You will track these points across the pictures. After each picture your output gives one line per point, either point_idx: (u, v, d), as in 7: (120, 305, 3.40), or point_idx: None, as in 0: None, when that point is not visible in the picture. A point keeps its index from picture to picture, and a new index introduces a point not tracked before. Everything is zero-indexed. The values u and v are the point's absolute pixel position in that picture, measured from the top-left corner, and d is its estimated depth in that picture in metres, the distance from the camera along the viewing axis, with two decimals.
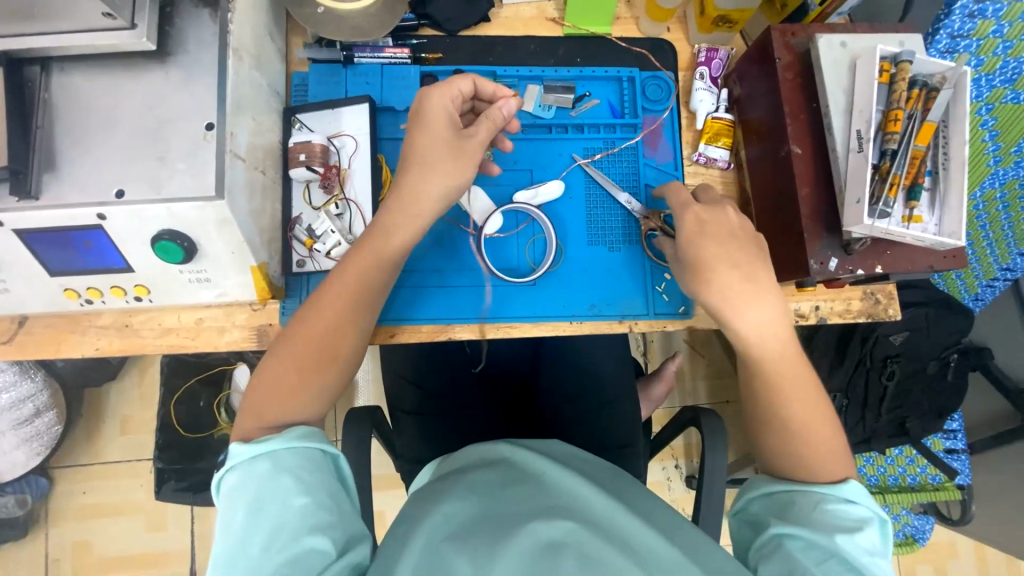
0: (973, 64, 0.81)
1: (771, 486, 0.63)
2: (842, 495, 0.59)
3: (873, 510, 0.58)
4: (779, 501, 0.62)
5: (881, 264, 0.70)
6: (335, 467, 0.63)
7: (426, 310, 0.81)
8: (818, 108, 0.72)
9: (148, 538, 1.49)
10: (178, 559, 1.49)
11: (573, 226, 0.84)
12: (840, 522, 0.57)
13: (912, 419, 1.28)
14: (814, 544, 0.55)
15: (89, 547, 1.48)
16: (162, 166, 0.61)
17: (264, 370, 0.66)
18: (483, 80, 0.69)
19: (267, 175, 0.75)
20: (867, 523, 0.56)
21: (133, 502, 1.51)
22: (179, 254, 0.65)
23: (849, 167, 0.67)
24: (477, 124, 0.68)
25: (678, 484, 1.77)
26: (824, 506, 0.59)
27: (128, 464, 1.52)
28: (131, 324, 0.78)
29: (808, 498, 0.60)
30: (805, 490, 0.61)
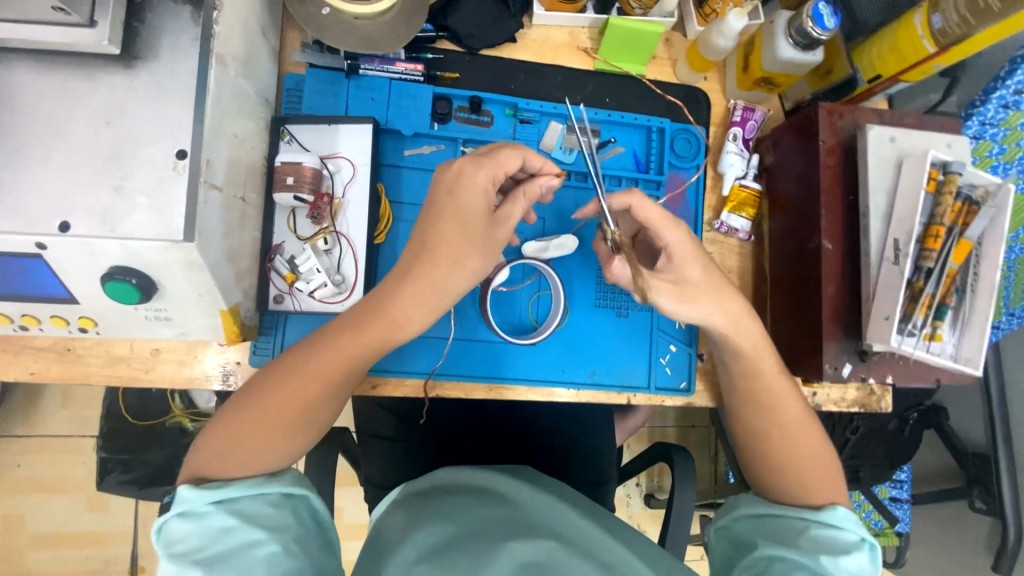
0: (995, 152, 0.80)
1: (759, 508, 0.63)
2: (832, 520, 0.59)
3: (861, 533, 0.58)
4: (769, 524, 0.62)
5: (892, 374, 0.68)
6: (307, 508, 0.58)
7: (413, 362, 0.74)
8: (855, 202, 0.69)
9: (89, 517, 1.40)
10: (121, 541, 1.41)
11: (581, 284, 0.79)
12: (829, 546, 0.57)
13: (863, 470, 1.34)
14: (799, 565, 0.55)
15: (22, 522, 1.37)
16: (118, 198, 0.51)
17: (231, 419, 0.59)
18: (532, 154, 0.58)
19: (247, 201, 0.65)
20: (856, 548, 0.56)
21: (74, 478, 1.40)
22: (133, 294, 0.56)
23: (881, 278, 0.63)
24: (510, 199, 0.59)
25: (636, 500, 1.76)
26: (811, 533, 0.59)
27: (69, 440, 1.41)
28: (74, 349, 0.69)
29: (796, 524, 0.60)
30: (790, 515, 0.61)
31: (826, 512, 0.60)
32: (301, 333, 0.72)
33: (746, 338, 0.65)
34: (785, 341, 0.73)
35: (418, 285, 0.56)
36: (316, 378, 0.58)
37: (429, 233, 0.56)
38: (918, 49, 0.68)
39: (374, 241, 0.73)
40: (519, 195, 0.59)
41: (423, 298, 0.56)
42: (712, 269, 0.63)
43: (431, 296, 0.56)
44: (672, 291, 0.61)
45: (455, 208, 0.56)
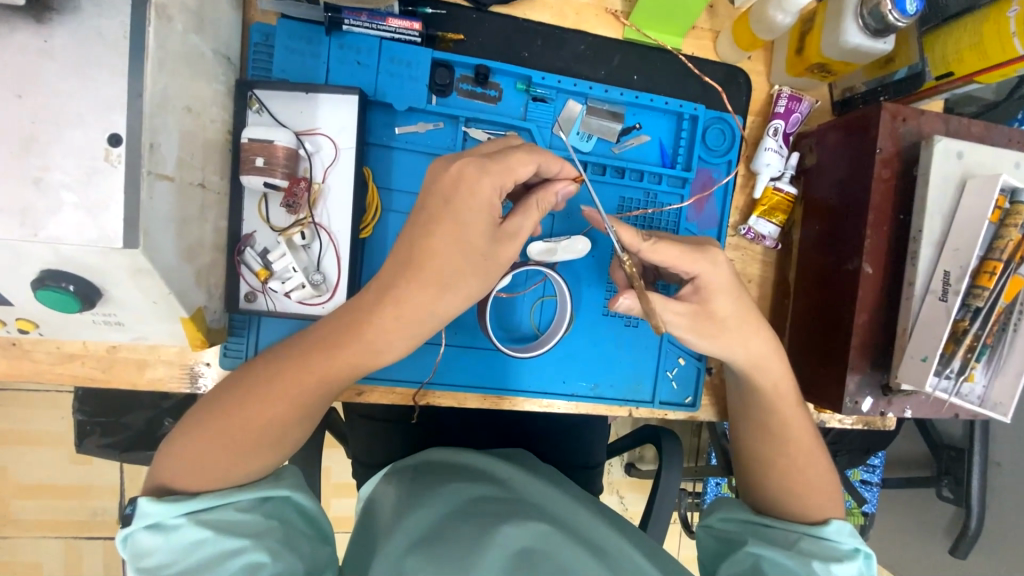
0: None
1: (747, 513, 0.60)
2: (823, 527, 0.56)
3: (855, 544, 0.54)
4: (761, 530, 0.58)
5: (912, 408, 0.64)
6: (292, 508, 0.53)
7: (400, 368, 0.68)
8: (905, 222, 0.61)
9: (71, 471, 1.36)
10: (105, 495, 1.38)
11: (589, 290, 0.72)
12: (820, 553, 0.54)
13: (840, 455, 1.32)
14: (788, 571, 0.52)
15: (2, 474, 1.33)
16: (39, 193, 0.41)
17: (182, 442, 0.50)
18: (548, 159, 0.51)
19: (207, 186, 0.55)
20: (849, 557, 0.53)
21: (52, 433, 1.34)
22: (72, 302, 0.47)
23: (922, 313, 0.58)
24: (521, 210, 0.51)
25: (617, 469, 1.68)
26: (804, 544, 0.55)
27: (44, 395, 1.34)
28: (20, 344, 0.61)
29: (786, 528, 0.57)
30: (779, 521, 0.58)
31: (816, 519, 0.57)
32: (277, 334, 0.65)
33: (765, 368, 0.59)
34: (803, 365, 0.69)
35: (403, 308, 0.48)
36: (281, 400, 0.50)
37: (421, 247, 0.48)
38: (1006, 50, 0.58)
39: (360, 235, 0.64)
40: (531, 205, 0.52)
41: (411, 321, 0.49)
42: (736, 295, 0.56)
43: (420, 318, 0.49)
44: (689, 319, 0.55)
45: (451, 218, 0.48)
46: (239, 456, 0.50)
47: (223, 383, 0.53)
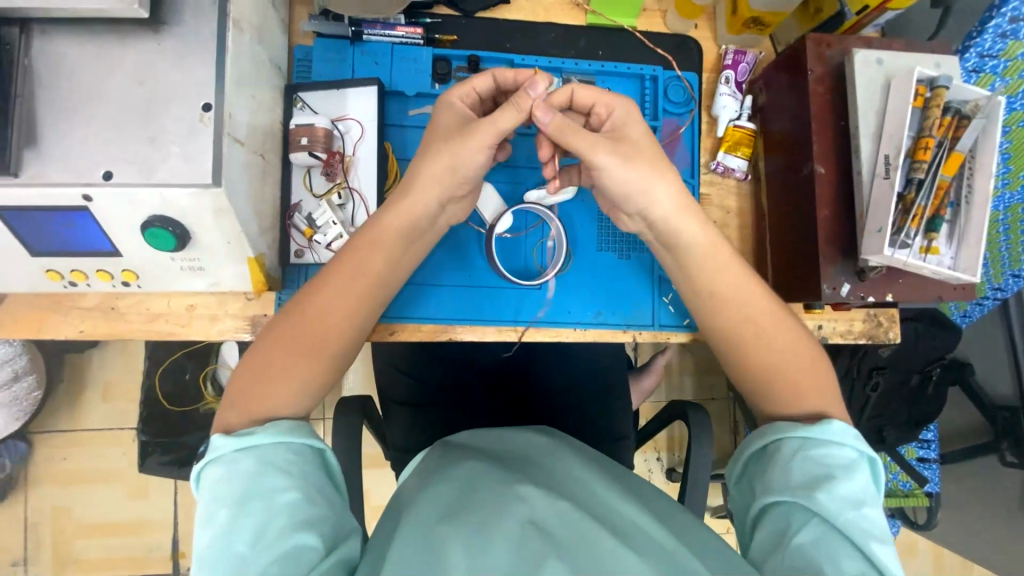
0: (998, 86, 0.80)
1: (760, 443, 0.64)
2: (826, 441, 0.59)
3: (858, 450, 0.59)
4: (769, 457, 0.62)
5: (893, 292, 0.71)
6: (325, 463, 0.62)
7: (426, 308, 0.79)
8: (846, 126, 0.71)
9: (131, 504, 1.46)
10: (161, 527, 1.46)
11: (583, 230, 0.83)
12: (828, 472, 0.57)
13: (889, 428, 1.29)
14: (799, 506, 0.56)
15: (68, 513, 1.44)
16: (154, 148, 0.57)
17: (254, 359, 0.64)
18: (498, 69, 0.68)
19: (266, 158, 0.70)
20: (854, 468, 0.57)
21: (114, 469, 1.46)
22: (171, 242, 0.61)
23: (873, 194, 0.66)
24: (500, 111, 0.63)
25: (658, 476, 1.63)
26: (811, 464, 0.58)
27: (111, 431, 1.47)
28: (118, 307, 0.75)
29: (791, 447, 0.61)
30: (787, 439, 0.62)
31: (820, 430, 0.60)
32: None
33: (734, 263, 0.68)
34: (786, 268, 0.76)
35: None
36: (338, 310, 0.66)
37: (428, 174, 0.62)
38: None
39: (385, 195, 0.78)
40: (511, 105, 0.63)
41: None
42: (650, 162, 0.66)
43: None
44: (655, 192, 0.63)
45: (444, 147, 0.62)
46: (297, 363, 0.64)
47: (283, 312, 0.66)
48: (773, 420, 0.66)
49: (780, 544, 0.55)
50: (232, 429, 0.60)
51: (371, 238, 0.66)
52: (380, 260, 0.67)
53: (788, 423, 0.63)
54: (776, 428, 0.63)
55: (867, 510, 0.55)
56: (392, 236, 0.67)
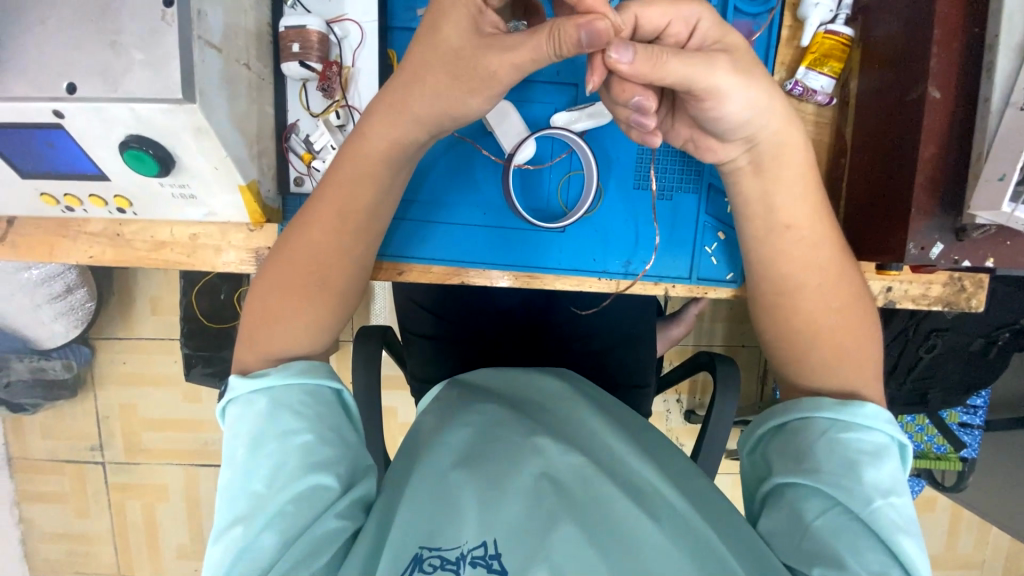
0: None
1: (780, 418, 0.57)
2: (857, 423, 0.53)
3: (891, 437, 0.53)
4: (788, 437, 0.56)
5: (995, 257, 0.58)
6: (340, 403, 0.60)
7: (436, 249, 0.72)
8: (980, 34, 0.54)
9: (185, 407, 1.60)
10: (212, 428, 1.60)
11: (616, 162, 0.71)
12: (857, 459, 0.52)
13: (936, 391, 1.19)
14: (820, 494, 0.51)
15: (133, 410, 1.60)
16: (116, 55, 0.49)
17: (258, 301, 0.60)
18: None
19: (252, 69, 0.61)
20: (886, 455, 0.52)
21: (166, 375, 1.58)
22: (153, 167, 0.56)
23: (1000, 129, 0.52)
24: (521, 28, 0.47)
25: (676, 417, 1.62)
26: (838, 450, 0.52)
27: (160, 342, 1.57)
28: (123, 234, 0.72)
29: (818, 427, 0.55)
30: (813, 418, 0.55)
31: (850, 411, 0.54)
32: None
33: (794, 215, 0.57)
34: (862, 219, 0.63)
35: None
36: (335, 245, 0.60)
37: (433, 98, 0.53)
38: None
39: None
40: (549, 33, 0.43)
41: None
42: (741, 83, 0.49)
43: None
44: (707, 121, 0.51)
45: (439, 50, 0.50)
46: (305, 308, 0.60)
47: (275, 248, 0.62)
48: (798, 395, 0.59)
49: (798, 529, 0.51)
50: (247, 371, 0.59)
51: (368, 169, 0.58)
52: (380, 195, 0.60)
53: (816, 400, 0.56)
54: (801, 405, 0.56)
55: (894, 499, 0.50)
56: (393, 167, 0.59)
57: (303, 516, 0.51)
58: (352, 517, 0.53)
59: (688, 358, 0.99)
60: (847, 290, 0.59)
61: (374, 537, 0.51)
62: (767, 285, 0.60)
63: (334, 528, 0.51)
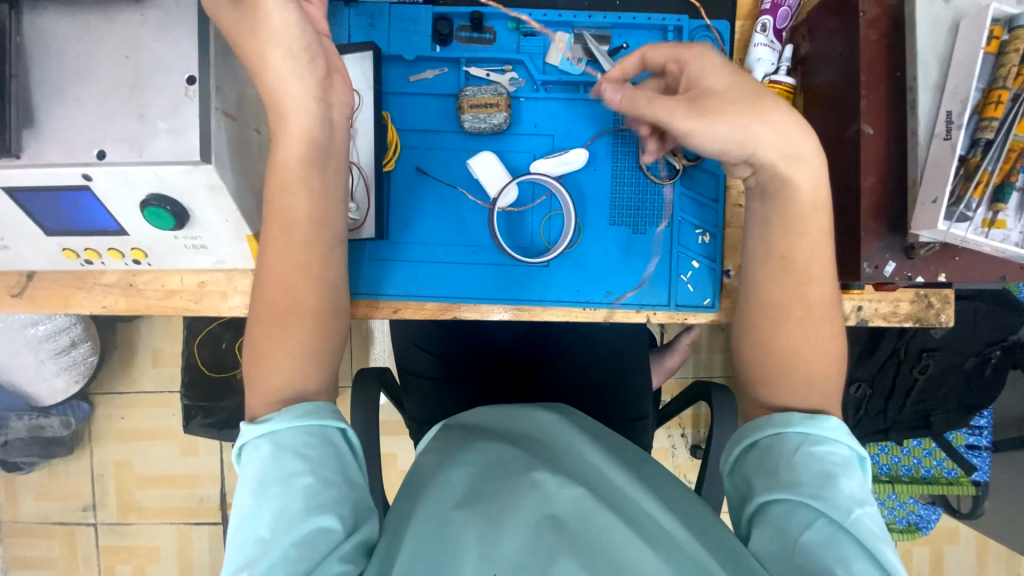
0: None
1: (755, 436, 0.59)
2: (824, 436, 0.56)
3: (855, 448, 0.55)
4: (763, 452, 0.58)
5: (945, 271, 0.63)
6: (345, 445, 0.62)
7: (428, 286, 0.77)
8: (903, 77, 0.61)
9: (181, 461, 1.58)
10: (208, 482, 1.58)
11: (594, 202, 0.77)
12: (830, 471, 0.54)
13: (937, 413, 1.19)
14: (802, 507, 0.52)
15: (129, 465, 1.58)
16: (143, 125, 0.56)
17: (253, 342, 0.63)
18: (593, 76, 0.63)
19: (262, 133, 0.68)
20: (853, 466, 0.54)
21: (165, 428, 1.58)
22: (170, 221, 0.61)
23: (929, 157, 0.58)
24: None
25: (681, 452, 1.60)
26: (812, 462, 0.54)
27: (160, 395, 1.58)
28: (135, 284, 0.77)
29: (791, 441, 0.57)
30: (786, 433, 0.57)
31: (817, 424, 0.57)
32: None
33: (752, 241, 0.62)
34: None
35: None
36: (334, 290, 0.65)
37: None
38: None
39: (385, 168, 0.75)
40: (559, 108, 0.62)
41: None
42: (690, 130, 0.57)
43: None
44: None
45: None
46: (308, 350, 0.63)
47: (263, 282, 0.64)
48: (769, 411, 0.61)
49: (786, 544, 0.51)
50: (255, 416, 0.61)
51: None
52: None
53: (786, 415, 0.58)
54: (773, 421, 0.59)
55: (868, 508, 0.52)
56: None
57: (306, 559, 0.51)
58: (355, 560, 0.53)
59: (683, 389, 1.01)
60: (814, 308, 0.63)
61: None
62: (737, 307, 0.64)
63: (338, 572, 0.50)
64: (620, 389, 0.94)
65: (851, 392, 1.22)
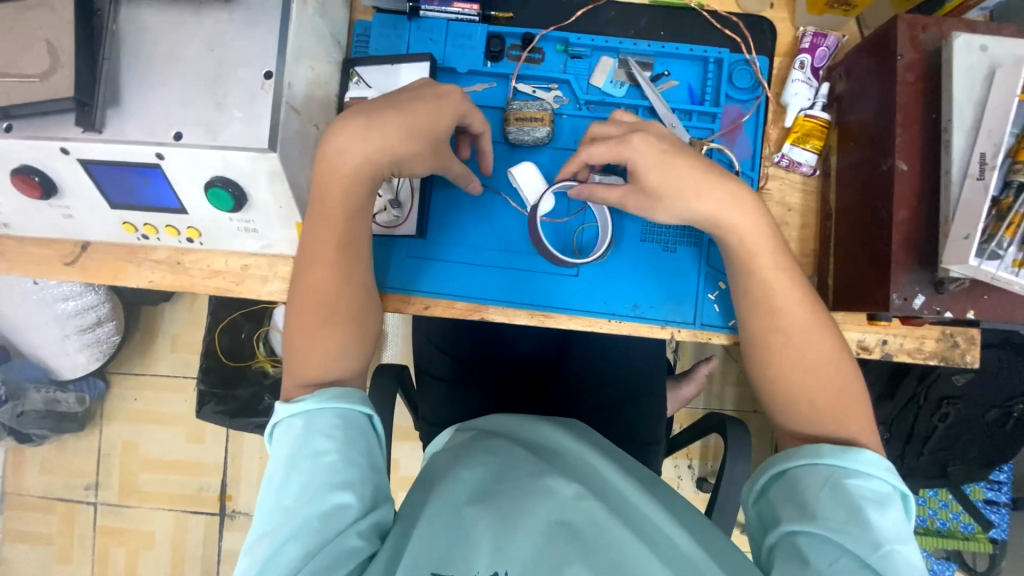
0: None
1: (783, 464, 0.59)
2: (859, 469, 0.55)
3: (893, 485, 0.55)
4: (793, 482, 0.58)
5: (974, 309, 0.64)
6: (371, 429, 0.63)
7: (459, 285, 0.79)
8: (937, 119, 0.64)
9: (188, 447, 1.59)
10: (212, 471, 1.58)
11: (627, 218, 0.80)
12: (864, 506, 0.53)
13: (955, 464, 1.18)
14: (831, 542, 0.52)
15: (136, 447, 1.60)
16: (219, 112, 0.60)
17: (291, 330, 0.66)
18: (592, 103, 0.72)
19: (320, 129, 0.72)
20: (889, 504, 0.54)
21: (176, 413, 1.60)
22: (229, 203, 0.65)
23: (962, 196, 0.60)
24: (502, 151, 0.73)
25: (687, 483, 1.57)
26: (843, 495, 0.54)
27: (175, 380, 1.61)
28: (182, 263, 0.81)
29: (822, 473, 0.57)
30: (817, 464, 0.57)
31: (850, 457, 0.56)
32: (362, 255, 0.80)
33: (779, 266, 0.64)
34: (852, 274, 0.70)
35: None
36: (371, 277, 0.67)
37: None
38: None
39: None
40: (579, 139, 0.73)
41: None
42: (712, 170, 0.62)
43: None
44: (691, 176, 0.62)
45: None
46: (346, 338, 0.66)
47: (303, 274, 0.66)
48: (801, 442, 0.61)
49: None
50: (291, 397, 0.63)
51: None
52: None
53: (816, 446, 0.58)
54: (804, 451, 0.59)
55: (901, 547, 0.51)
56: None
57: (325, 532, 0.52)
58: (370, 538, 0.55)
59: (697, 419, 1.01)
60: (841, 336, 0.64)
61: (391, 556, 0.53)
62: (762, 330, 0.66)
63: (354, 546, 0.52)
64: (634, 410, 0.95)
65: None
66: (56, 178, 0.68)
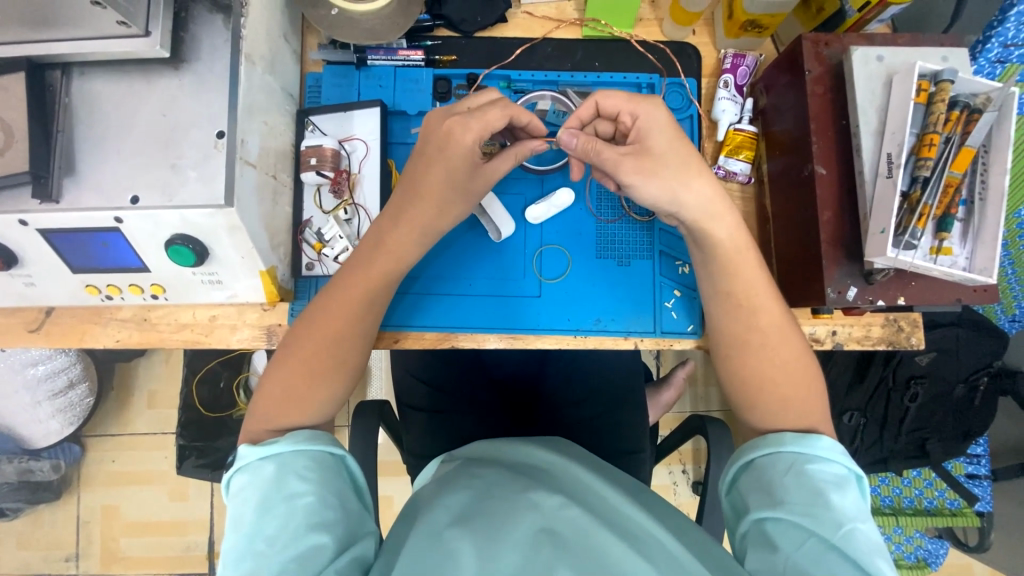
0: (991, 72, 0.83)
1: (750, 454, 0.62)
2: (817, 454, 0.59)
3: (849, 467, 0.58)
4: (759, 471, 0.60)
5: (904, 295, 0.68)
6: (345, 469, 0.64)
7: (426, 315, 0.82)
8: (847, 126, 0.70)
9: (172, 506, 1.54)
10: (199, 528, 1.54)
11: (582, 237, 0.84)
12: (824, 489, 0.55)
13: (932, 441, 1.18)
14: (795, 525, 0.54)
15: (117, 511, 1.54)
16: (175, 173, 0.63)
17: (266, 375, 0.68)
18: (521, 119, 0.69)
19: (278, 179, 0.75)
20: (847, 485, 0.56)
21: (156, 471, 1.56)
22: (190, 258, 0.67)
23: (876, 193, 0.65)
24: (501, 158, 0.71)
25: (684, 488, 1.58)
26: (805, 480, 0.57)
27: (154, 437, 1.57)
28: (149, 319, 0.81)
29: (784, 460, 0.60)
30: (779, 453, 0.60)
31: (809, 443, 0.60)
32: None
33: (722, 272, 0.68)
34: (792, 273, 0.74)
35: None
36: (335, 315, 0.68)
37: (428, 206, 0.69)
38: None
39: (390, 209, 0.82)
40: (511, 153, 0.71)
41: None
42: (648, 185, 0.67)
43: None
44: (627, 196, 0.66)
45: (442, 158, 0.66)
46: (313, 379, 0.67)
47: (286, 341, 0.69)
48: (764, 433, 0.64)
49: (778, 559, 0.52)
50: (257, 441, 0.64)
51: (370, 252, 0.69)
52: (381, 271, 0.70)
53: (779, 435, 0.62)
54: (766, 441, 0.62)
55: (861, 525, 0.53)
56: (385, 251, 0.70)
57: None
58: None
59: (680, 422, 1.03)
60: (786, 332, 0.68)
61: None
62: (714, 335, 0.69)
63: None
64: (614, 420, 0.96)
65: (845, 421, 1.24)
66: (16, 248, 0.69)
